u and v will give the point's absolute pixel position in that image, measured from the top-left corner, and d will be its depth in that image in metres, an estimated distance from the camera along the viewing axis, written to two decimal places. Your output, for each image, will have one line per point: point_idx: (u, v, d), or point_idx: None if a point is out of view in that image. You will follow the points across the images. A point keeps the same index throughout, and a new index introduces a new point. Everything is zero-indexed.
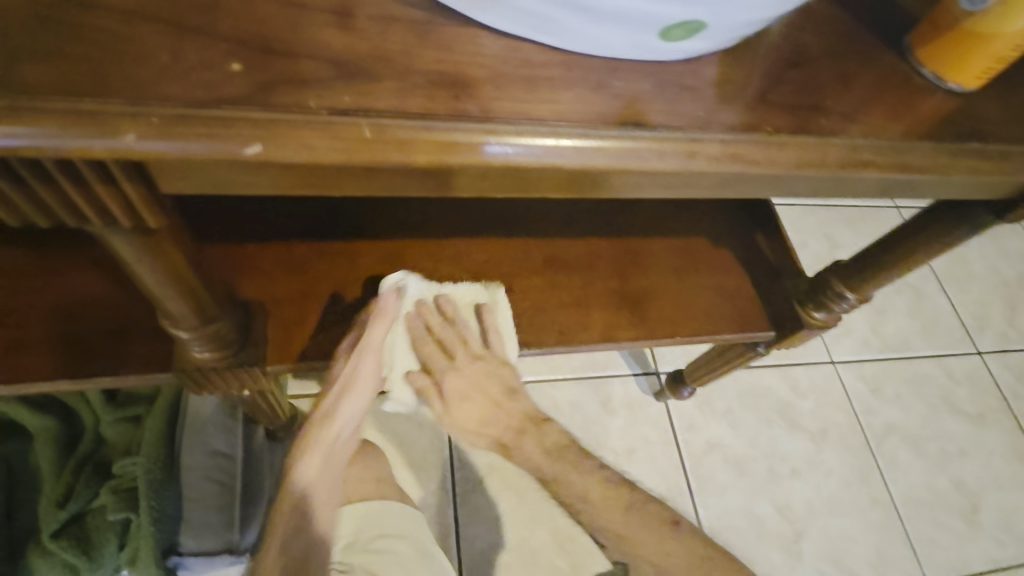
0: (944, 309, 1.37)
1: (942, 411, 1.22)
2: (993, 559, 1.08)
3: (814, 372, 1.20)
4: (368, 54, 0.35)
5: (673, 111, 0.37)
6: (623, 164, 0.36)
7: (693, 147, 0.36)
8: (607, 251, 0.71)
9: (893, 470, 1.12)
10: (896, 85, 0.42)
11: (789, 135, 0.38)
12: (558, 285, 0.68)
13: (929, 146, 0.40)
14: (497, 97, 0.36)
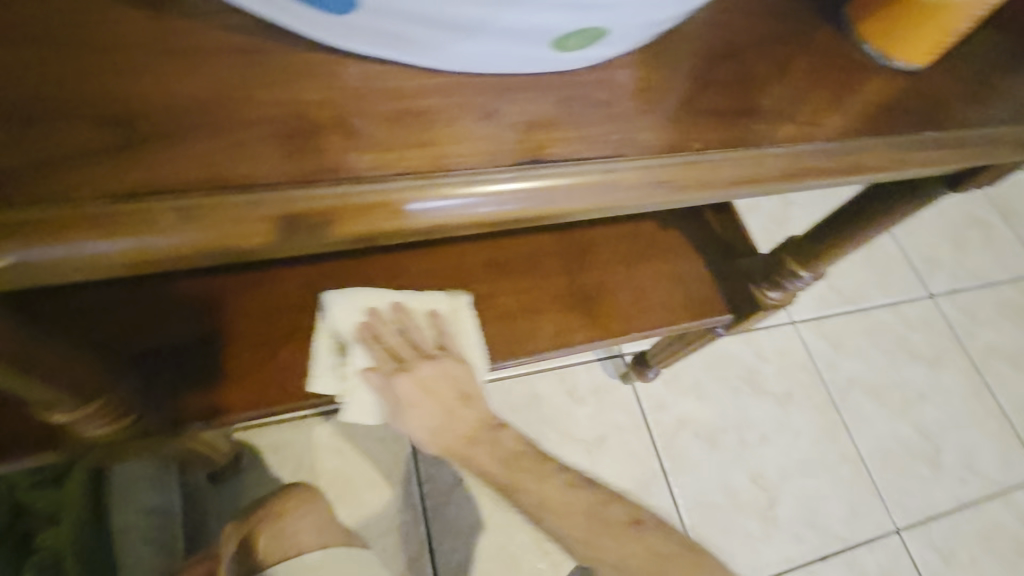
0: (895, 256, 1.39)
1: (900, 358, 1.24)
2: (960, 497, 1.11)
3: (777, 335, 1.19)
4: (197, 109, 0.29)
5: (588, 123, 0.33)
6: (569, 205, 0.30)
7: (641, 173, 0.32)
8: (553, 247, 0.67)
9: (858, 424, 1.13)
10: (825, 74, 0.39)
11: (724, 153, 0.34)
12: (505, 294, 0.64)
13: (873, 146, 0.36)
14: (373, 147, 0.30)
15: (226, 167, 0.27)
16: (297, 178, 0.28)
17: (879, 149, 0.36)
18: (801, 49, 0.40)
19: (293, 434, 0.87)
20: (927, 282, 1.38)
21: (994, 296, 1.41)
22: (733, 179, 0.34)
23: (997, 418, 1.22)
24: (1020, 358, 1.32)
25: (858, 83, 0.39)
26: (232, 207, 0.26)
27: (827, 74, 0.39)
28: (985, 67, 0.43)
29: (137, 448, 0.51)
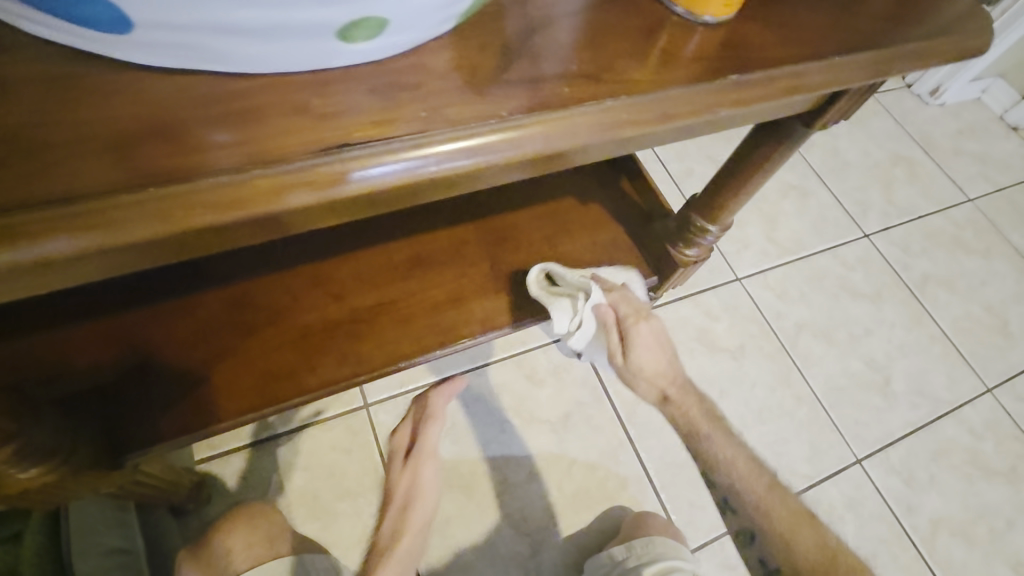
0: (827, 203, 1.45)
1: (843, 297, 1.30)
2: (912, 422, 1.16)
3: (722, 293, 1.24)
4: (17, 133, 0.29)
5: (426, 109, 0.35)
6: (402, 176, 0.33)
7: (469, 141, 0.34)
8: (474, 237, 0.69)
9: (809, 366, 1.18)
10: (641, 38, 0.42)
11: (548, 114, 0.36)
12: (427, 284, 0.66)
13: (690, 95, 0.40)
14: (194, 146, 0.31)
15: (42, 182, 0.28)
16: (119, 183, 0.29)
17: (693, 97, 0.40)
18: (618, 20, 0.43)
19: (257, 458, 0.88)
20: (860, 223, 1.44)
21: (926, 227, 1.48)
22: (558, 136, 0.37)
23: (940, 341, 1.29)
24: (955, 282, 1.39)
25: (673, 41, 0.42)
26: (51, 218, 0.27)
27: (644, 38, 0.42)
28: (801, 11, 0.46)
29: (74, 490, 0.51)
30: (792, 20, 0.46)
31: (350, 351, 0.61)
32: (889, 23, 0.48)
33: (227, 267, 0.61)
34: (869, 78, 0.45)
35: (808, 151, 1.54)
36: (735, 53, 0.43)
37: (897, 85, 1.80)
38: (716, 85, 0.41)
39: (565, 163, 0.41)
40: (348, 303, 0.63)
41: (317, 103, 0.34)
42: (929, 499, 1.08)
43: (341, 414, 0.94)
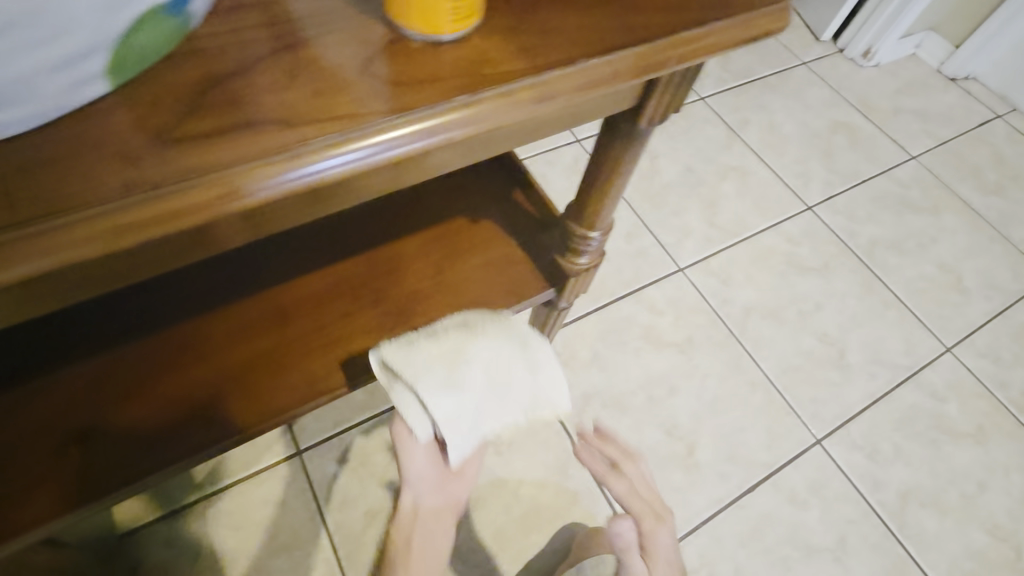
0: (767, 179, 1.43)
1: (789, 274, 1.27)
2: (872, 393, 1.14)
3: (665, 286, 1.21)
4: None
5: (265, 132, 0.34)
6: (323, 175, 0.35)
7: (381, 137, 0.36)
8: (360, 269, 0.68)
9: (760, 350, 1.16)
10: (404, 51, 0.39)
11: (417, 116, 0.36)
12: (327, 318, 0.65)
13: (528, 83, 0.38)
14: (76, 180, 0.32)
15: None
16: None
17: (541, 81, 0.39)
18: (371, 37, 0.39)
19: (183, 524, 0.85)
20: (802, 195, 1.41)
21: (871, 191, 1.45)
22: (470, 120, 0.37)
23: (894, 305, 1.26)
24: (905, 243, 1.37)
25: (441, 52, 0.39)
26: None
27: (398, 50, 0.38)
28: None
29: None
30: (578, 11, 0.42)
31: (306, 378, 0.62)
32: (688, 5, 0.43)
33: (168, 308, 0.63)
34: (678, 61, 0.42)
35: (743, 130, 1.52)
36: (534, 48, 0.40)
37: (829, 52, 1.78)
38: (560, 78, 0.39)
39: (430, 166, 0.42)
40: (296, 328, 0.65)
41: (200, 126, 0.34)
42: (895, 472, 1.05)
43: (272, 464, 0.91)
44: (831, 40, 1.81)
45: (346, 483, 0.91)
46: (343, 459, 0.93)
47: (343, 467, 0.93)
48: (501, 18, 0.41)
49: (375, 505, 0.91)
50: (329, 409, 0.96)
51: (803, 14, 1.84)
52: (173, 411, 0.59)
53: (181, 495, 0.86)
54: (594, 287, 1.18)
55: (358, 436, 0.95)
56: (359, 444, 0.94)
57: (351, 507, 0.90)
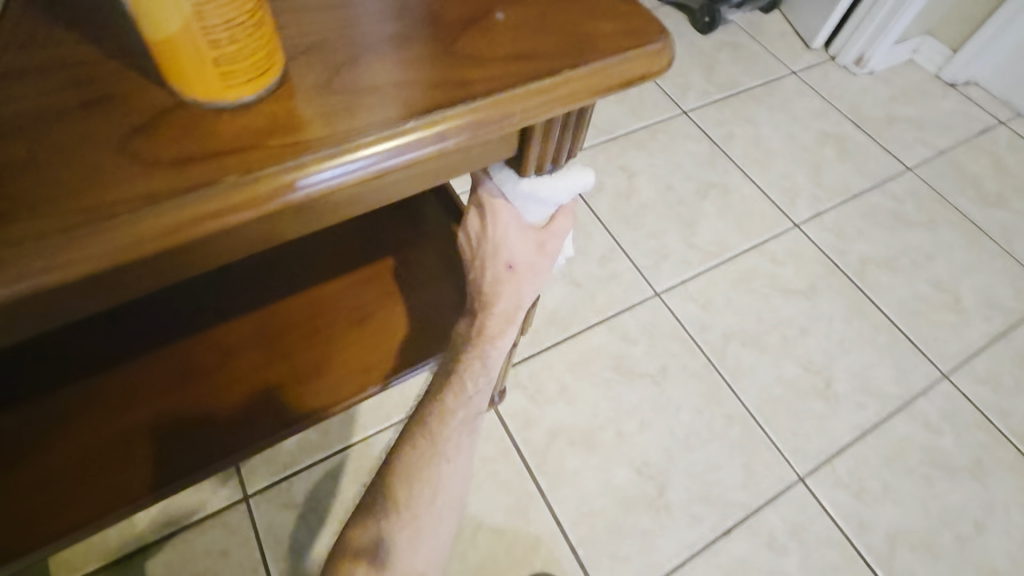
0: (751, 196, 1.37)
1: (773, 298, 1.21)
2: (859, 425, 1.07)
3: (639, 313, 1.16)
4: None
5: (224, 152, 0.33)
6: (304, 189, 0.33)
7: (368, 146, 0.34)
8: (289, 318, 0.69)
9: (740, 380, 1.10)
10: (206, 121, 0.34)
11: (300, 161, 0.33)
12: (265, 363, 0.67)
13: (408, 126, 0.34)
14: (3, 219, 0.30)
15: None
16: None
17: (499, 99, 0.36)
18: (162, 106, 0.34)
19: None
20: (788, 212, 1.35)
21: (862, 206, 1.39)
22: (458, 126, 0.35)
23: (885, 329, 1.19)
24: (897, 261, 1.30)
25: (242, 118, 0.34)
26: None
27: (195, 123, 0.34)
28: (422, 48, 0.37)
29: None
30: (412, 62, 0.36)
31: (242, 425, 0.63)
32: (546, 47, 0.37)
33: (98, 348, 0.64)
34: (543, 109, 0.37)
35: (728, 144, 1.46)
36: (383, 98, 0.35)
37: (820, 59, 1.72)
38: (495, 103, 0.35)
39: (328, 213, 0.38)
40: (233, 372, 0.65)
41: (133, 159, 0.32)
42: (883, 512, 0.98)
43: (217, 512, 0.88)
44: (823, 47, 1.74)
45: (294, 531, 0.88)
46: (292, 505, 0.89)
47: (291, 514, 0.89)
48: (317, 73, 0.35)
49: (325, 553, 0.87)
50: (279, 451, 0.92)
51: (793, 21, 1.78)
52: (105, 459, 0.59)
53: (118, 544, 0.84)
54: (564, 315, 1.13)
55: (309, 480, 0.91)
56: (309, 489, 0.91)
57: (298, 559, 0.86)
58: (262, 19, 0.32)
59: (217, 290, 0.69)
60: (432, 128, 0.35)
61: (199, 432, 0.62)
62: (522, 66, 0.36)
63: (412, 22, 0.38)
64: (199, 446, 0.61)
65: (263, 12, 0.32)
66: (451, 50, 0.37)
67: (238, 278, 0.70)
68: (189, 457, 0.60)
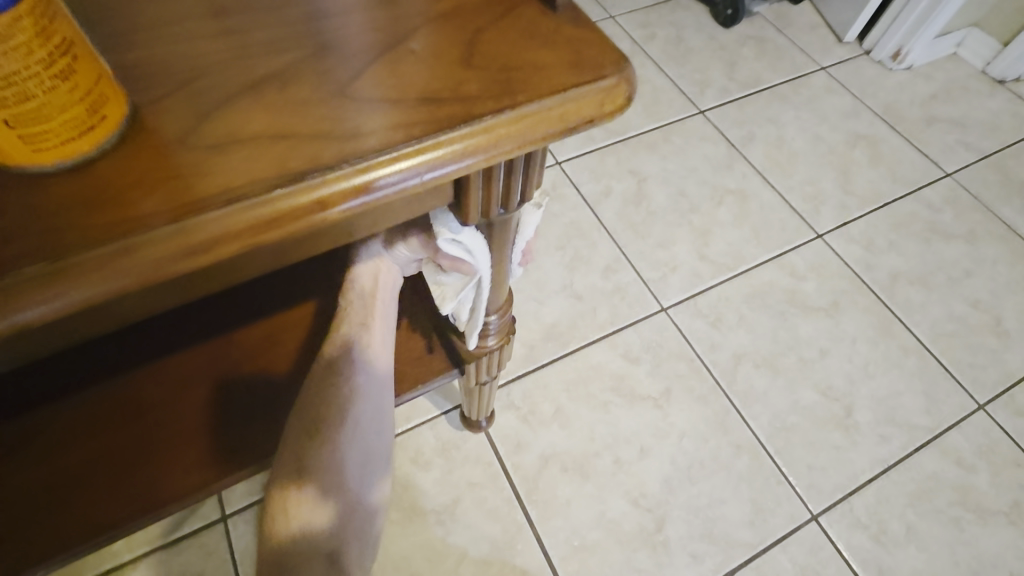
0: (771, 204, 1.28)
1: (791, 315, 1.12)
2: (882, 459, 0.98)
3: (644, 329, 1.08)
4: None
5: (119, 206, 0.30)
6: (217, 247, 0.30)
7: (287, 199, 0.31)
8: (258, 346, 0.68)
9: (750, 405, 1.02)
10: (64, 180, 0.30)
11: (208, 217, 0.30)
12: (235, 393, 0.66)
13: (300, 184, 0.31)
14: None
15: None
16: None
17: (429, 148, 0.33)
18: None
19: None
20: (811, 221, 1.26)
21: (894, 215, 1.28)
22: (387, 177, 0.32)
23: (915, 352, 1.09)
24: (931, 277, 1.19)
25: (127, 166, 0.31)
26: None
27: (56, 182, 0.30)
28: (309, 93, 0.34)
29: None
30: (296, 108, 0.33)
31: (220, 451, 0.63)
32: (475, 91, 0.35)
33: (77, 368, 0.64)
34: (457, 161, 0.34)
35: (748, 146, 1.37)
36: (268, 152, 0.32)
37: (853, 54, 1.60)
38: (420, 151, 0.33)
39: (238, 270, 0.35)
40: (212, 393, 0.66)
41: (15, 216, 0.29)
42: (904, 557, 0.90)
43: (192, 533, 0.85)
44: (856, 41, 1.62)
45: None
46: None
47: None
48: (184, 119, 0.33)
49: None
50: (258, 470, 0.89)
51: (824, 12, 1.66)
52: (80, 485, 0.60)
53: (93, 561, 0.82)
54: (562, 331, 1.07)
55: None
56: None
57: None
58: (72, 61, 0.28)
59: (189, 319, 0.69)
60: (328, 187, 0.32)
61: (166, 465, 0.62)
62: (444, 110, 0.34)
63: (294, 66, 0.35)
64: (167, 482, 0.61)
65: (60, 47, 0.27)
66: (351, 93, 0.34)
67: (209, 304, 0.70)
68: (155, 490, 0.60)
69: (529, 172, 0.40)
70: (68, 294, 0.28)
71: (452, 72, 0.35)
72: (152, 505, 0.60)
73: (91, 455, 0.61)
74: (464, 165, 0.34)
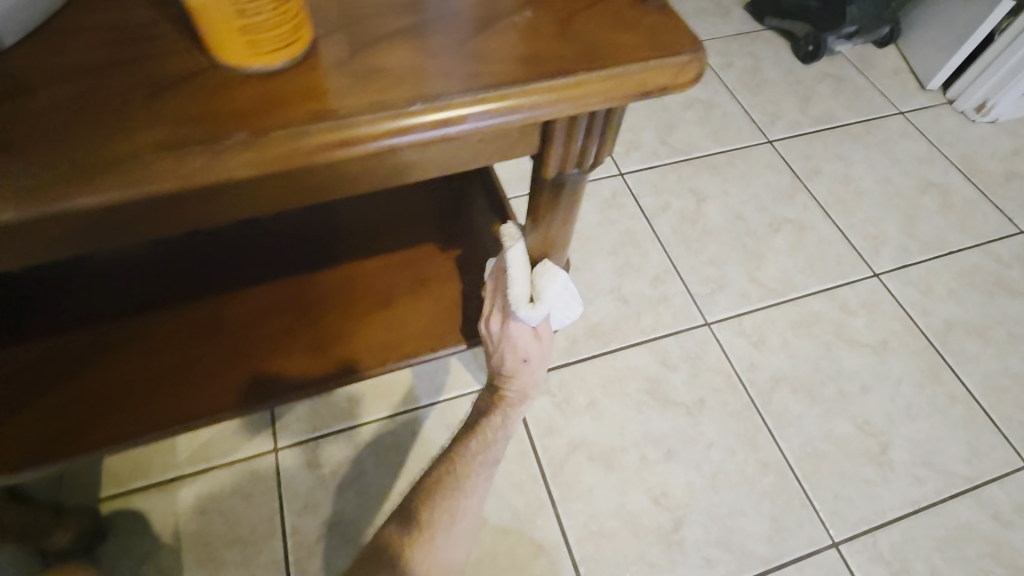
0: (830, 238, 1.28)
1: (836, 347, 1.13)
2: (914, 500, 0.97)
3: (685, 340, 1.11)
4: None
5: (286, 109, 0.40)
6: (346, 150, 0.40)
7: (409, 119, 0.41)
8: (336, 286, 0.83)
9: (783, 427, 1.03)
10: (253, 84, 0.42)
11: (341, 125, 0.40)
12: (311, 320, 0.80)
13: (418, 108, 0.41)
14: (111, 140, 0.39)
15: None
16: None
17: (526, 93, 0.42)
18: (190, 70, 0.42)
19: (159, 500, 0.90)
20: (869, 260, 1.25)
21: (959, 265, 1.26)
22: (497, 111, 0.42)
23: (963, 402, 1.07)
24: (990, 331, 1.17)
25: (298, 80, 0.42)
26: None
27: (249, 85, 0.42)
28: (434, 43, 0.44)
29: None
30: (424, 53, 0.43)
31: (299, 365, 0.78)
32: (572, 52, 0.43)
33: (196, 280, 0.81)
34: (545, 106, 0.42)
35: (812, 180, 1.38)
36: (391, 83, 0.42)
37: (934, 102, 1.58)
38: (526, 96, 0.42)
39: (350, 180, 0.46)
40: (299, 317, 0.80)
41: (208, 109, 0.41)
42: None
43: (247, 458, 0.94)
44: (940, 89, 1.61)
45: (313, 488, 0.92)
46: (314, 465, 0.94)
47: (312, 473, 0.93)
48: (340, 53, 0.43)
49: (335, 515, 0.91)
50: (311, 412, 0.98)
51: (909, 58, 1.65)
52: (194, 373, 0.76)
53: (155, 470, 0.92)
54: (605, 330, 1.11)
55: (333, 445, 0.96)
56: (333, 452, 0.95)
57: (311, 515, 0.91)
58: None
59: (283, 255, 0.84)
60: (432, 114, 0.41)
61: (254, 366, 0.77)
62: (548, 67, 0.43)
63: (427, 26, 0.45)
64: (252, 379, 0.77)
65: None
66: (467, 47, 0.44)
67: (300, 247, 0.84)
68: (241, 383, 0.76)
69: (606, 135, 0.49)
70: (233, 168, 0.39)
71: (558, 41, 0.44)
72: (238, 395, 0.76)
73: (197, 350, 0.77)
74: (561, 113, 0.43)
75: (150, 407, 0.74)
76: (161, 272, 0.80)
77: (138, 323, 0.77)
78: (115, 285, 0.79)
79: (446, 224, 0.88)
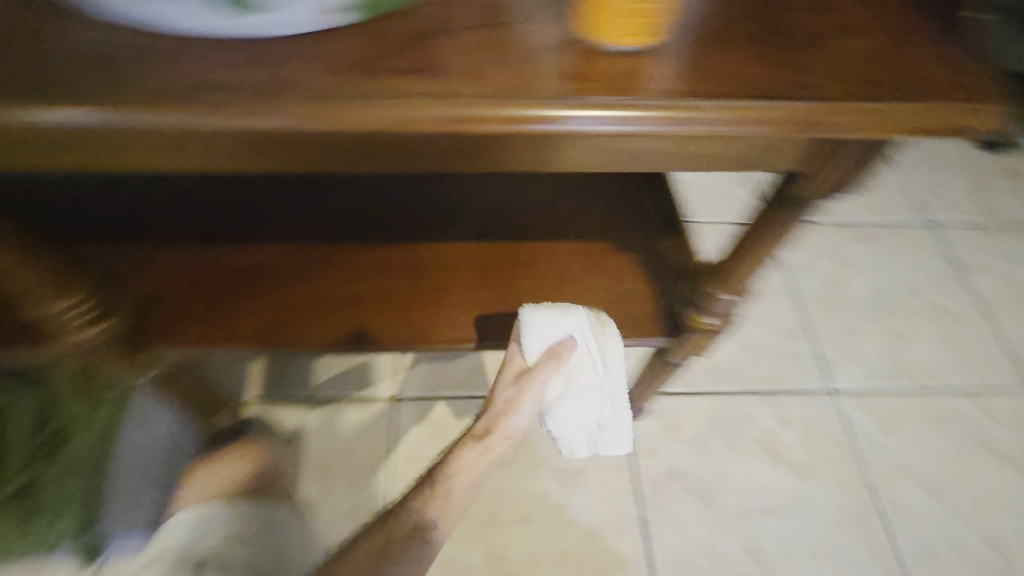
0: (985, 338, 1.19)
1: (973, 452, 1.05)
2: None
3: (807, 402, 1.08)
4: (348, 55, 0.46)
5: (594, 82, 0.45)
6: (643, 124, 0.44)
7: (704, 113, 0.44)
8: (493, 252, 0.74)
9: (898, 519, 0.97)
10: (593, 58, 0.47)
11: (656, 101, 0.44)
12: (461, 283, 0.73)
13: (740, 102, 0.45)
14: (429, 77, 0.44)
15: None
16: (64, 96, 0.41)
17: (842, 109, 0.45)
18: (504, 38, 0.48)
19: (292, 415, 1.00)
20: None
21: None
22: (804, 121, 0.45)
23: None
24: None
25: (632, 61, 0.47)
26: (170, 135, 0.44)
27: (589, 55, 0.47)
28: (757, 53, 0.48)
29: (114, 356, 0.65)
30: (747, 59, 0.47)
31: (459, 316, 0.71)
32: (884, 83, 0.46)
33: (375, 205, 0.77)
34: (855, 128, 0.45)
35: (974, 273, 1.29)
36: (711, 77, 0.46)
37: None
38: (837, 113, 0.45)
39: (606, 155, 0.49)
40: (452, 277, 0.73)
41: (517, 67, 0.46)
42: None
43: (370, 398, 1.02)
44: None
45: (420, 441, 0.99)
46: (425, 420, 1.01)
47: (421, 429, 1.01)
48: (675, 45, 0.48)
49: (435, 469, 0.97)
50: (432, 373, 1.05)
51: None
52: (344, 301, 0.71)
53: (291, 390, 1.03)
54: (726, 370, 1.09)
55: (443, 409, 1.02)
56: (443, 415, 1.02)
57: (416, 465, 0.98)
58: None
59: (445, 203, 0.77)
60: (752, 109, 0.45)
61: (391, 314, 0.71)
62: (861, 93, 0.45)
63: (748, 35, 0.49)
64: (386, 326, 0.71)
65: None
66: (792, 61, 0.47)
67: (464, 199, 0.77)
68: (377, 324, 0.71)
69: (868, 174, 0.51)
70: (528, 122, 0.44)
71: (870, 73, 0.47)
72: (368, 335, 0.70)
73: (339, 284, 0.72)
74: (866, 135, 0.45)
75: (311, 319, 0.70)
76: (320, 196, 0.76)
77: (288, 242, 0.73)
78: (276, 197, 0.76)
79: (642, 205, 0.78)
